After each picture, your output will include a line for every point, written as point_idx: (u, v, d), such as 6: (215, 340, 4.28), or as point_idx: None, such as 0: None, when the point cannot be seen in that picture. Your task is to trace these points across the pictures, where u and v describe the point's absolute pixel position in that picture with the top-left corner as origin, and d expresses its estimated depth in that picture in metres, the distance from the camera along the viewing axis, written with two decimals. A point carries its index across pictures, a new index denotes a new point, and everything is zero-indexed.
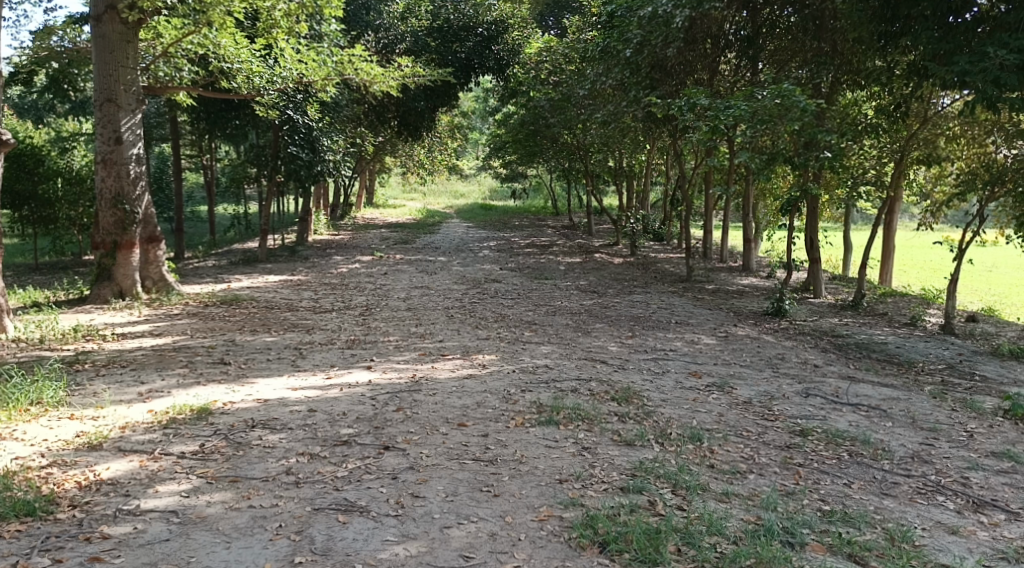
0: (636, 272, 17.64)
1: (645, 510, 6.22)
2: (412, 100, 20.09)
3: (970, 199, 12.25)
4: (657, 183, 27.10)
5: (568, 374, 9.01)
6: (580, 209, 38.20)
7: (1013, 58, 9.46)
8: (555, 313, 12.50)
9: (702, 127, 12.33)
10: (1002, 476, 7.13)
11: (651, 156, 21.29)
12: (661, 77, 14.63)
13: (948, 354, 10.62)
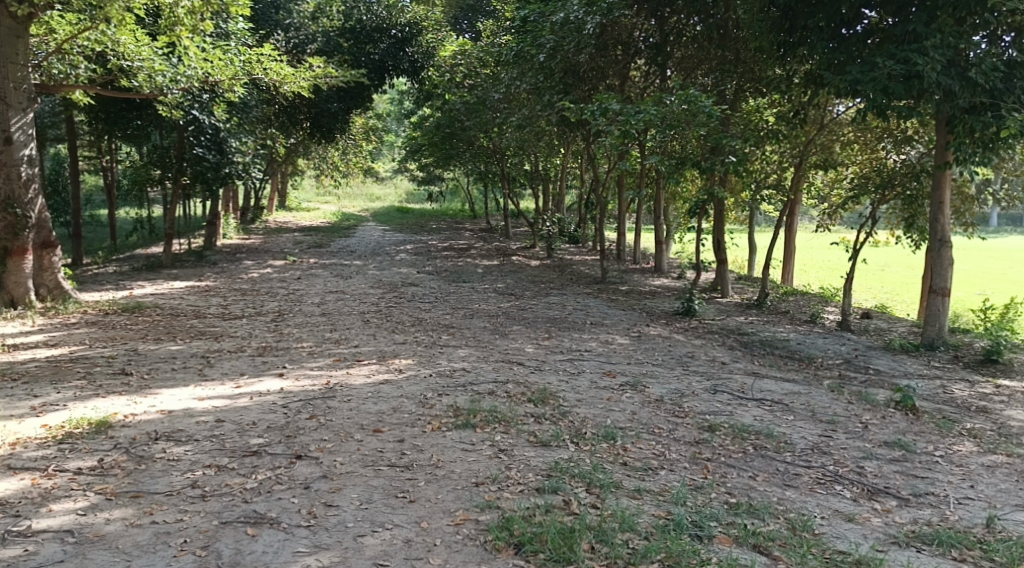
0: (552, 274, 17.92)
1: (560, 510, 6.39)
2: (326, 102, 20.06)
3: (863, 201, 12.93)
4: (573, 186, 27.50)
5: (484, 377, 9.14)
6: (497, 213, 38.44)
7: (901, 69, 9.95)
8: (472, 316, 12.63)
9: (614, 132, 12.58)
10: (894, 465, 7.56)
11: (566, 160, 21.61)
12: (574, 82, 14.95)
13: (845, 349, 11.15)
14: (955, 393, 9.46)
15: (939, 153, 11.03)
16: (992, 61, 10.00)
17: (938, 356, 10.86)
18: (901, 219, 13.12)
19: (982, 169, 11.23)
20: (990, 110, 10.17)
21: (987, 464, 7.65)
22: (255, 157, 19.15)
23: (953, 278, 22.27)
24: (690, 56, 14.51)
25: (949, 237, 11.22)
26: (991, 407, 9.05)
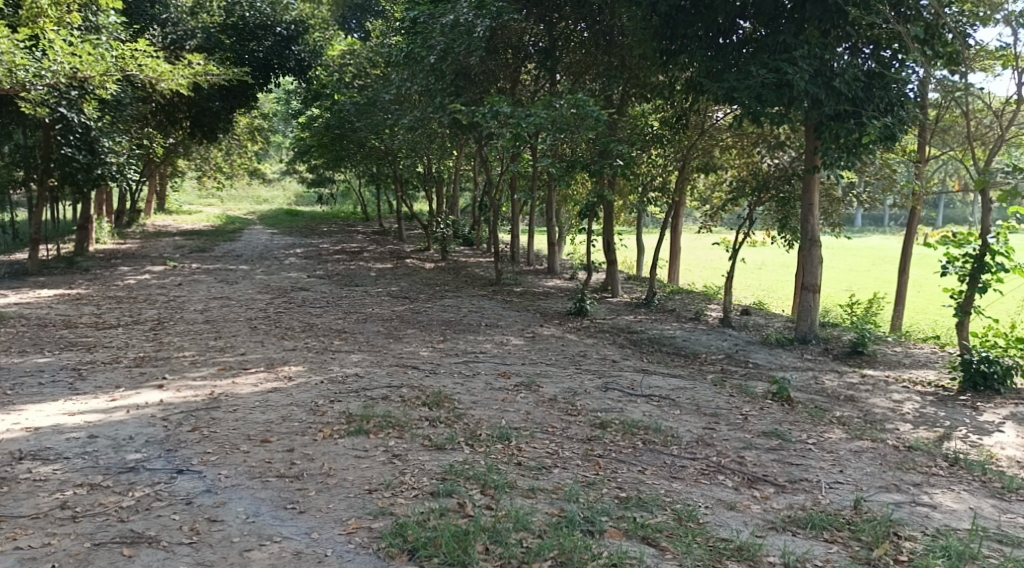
0: (446, 276, 18.03)
1: (455, 513, 6.49)
2: (207, 100, 19.45)
3: (741, 204, 13.59)
4: (466, 188, 27.65)
5: (377, 383, 9.16)
6: (390, 216, 38.26)
7: (773, 77, 10.49)
8: (365, 320, 12.62)
9: (505, 135, 12.66)
10: (772, 453, 7.98)
11: (458, 162, 21.73)
12: (466, 84, 14.84)
13: (726, 344, 11.68)
14: (825, 384, 10.06)
15: (808, 158, 11.69)
16: (853, 71, 10.70)
17: (810, 349, 11.50)
18: (776, 221, 13.85)
19: (847, 173, 11.97)
20: (853, 117, 10.85)
21: (855, 449, 8.15)
22: (130, 157, 18.46)
23: (825, 275, 23.47)
24: (578, 61, 14.84)
25: (819, 237, 11.91)
26: (857, 395, 9.67)
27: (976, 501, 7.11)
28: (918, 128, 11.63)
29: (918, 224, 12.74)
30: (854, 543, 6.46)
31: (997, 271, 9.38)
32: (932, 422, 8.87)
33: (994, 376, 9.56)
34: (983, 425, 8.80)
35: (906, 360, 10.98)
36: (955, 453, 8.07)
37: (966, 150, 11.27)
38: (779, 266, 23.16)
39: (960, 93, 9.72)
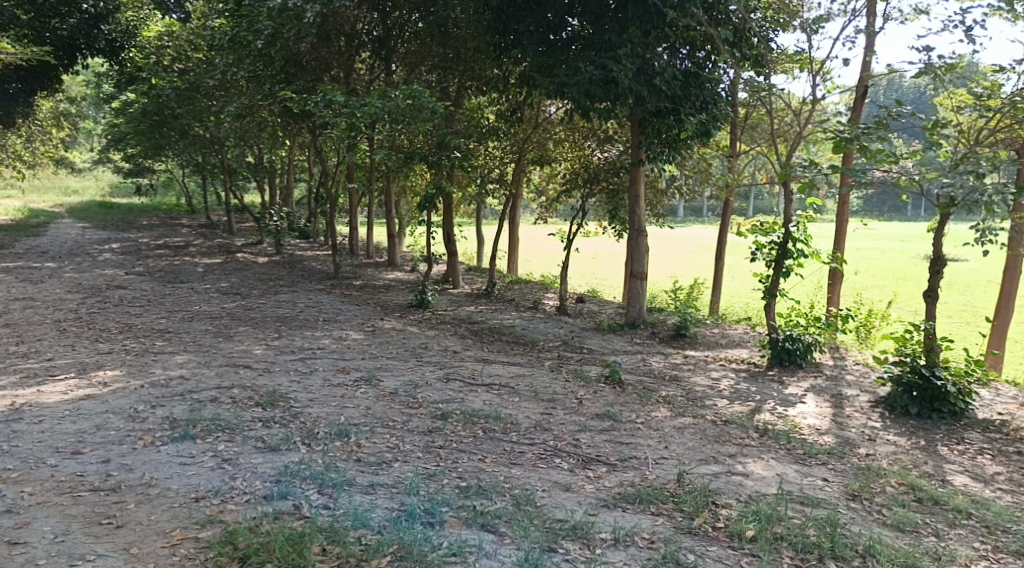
0: (280, 270, 17.70)
1: (289, 515, 6.49)
2: (4, 82, 18.54)
3: (575, 194, 14.18)
4: (301, 179, 27.15)
5: (205, 384, 8.97)
6: (217, 208, 36.90)
7: (600, 73, 10.84)
8: (191, 318, 12.28)
9: (339, 124, 12.39)
10: (604, 434, 8.38)
11: (291, 152, 21.36)
12: (296, 71, 14.58)
13: (562, 331, 12.14)
14: (652, 365, 10.70)
15: (634, 151, 12.36)
16: (672, 70, 11.27)
17: (638, 333, 12.14)
18: (607, 212, 14.56)
19: (669, 165, 12.70)
20: (672, 114, 11.53)
21: (678, 426, 8.71)
22: None
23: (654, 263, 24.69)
24: (414, 51, 14.85)
25: (645, 227, 12.57)
26: (681, 375, 10.35)
27: (782, 468, 7.77)
28: (729, 125, 12.47)
29: (731, 215, 13.65)
30: (676, 514, 6.85)
31: (798, 257, 10.31)
32: (745, 397, 9.62)
33: (796, 352, 10.47)
34: (788, 398, 9.62)
35: (723, 341, 11.79)
36: (765, 424, 8.79)
37: (772, 146, 12.21)
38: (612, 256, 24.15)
39: (764, 93, 10.56)
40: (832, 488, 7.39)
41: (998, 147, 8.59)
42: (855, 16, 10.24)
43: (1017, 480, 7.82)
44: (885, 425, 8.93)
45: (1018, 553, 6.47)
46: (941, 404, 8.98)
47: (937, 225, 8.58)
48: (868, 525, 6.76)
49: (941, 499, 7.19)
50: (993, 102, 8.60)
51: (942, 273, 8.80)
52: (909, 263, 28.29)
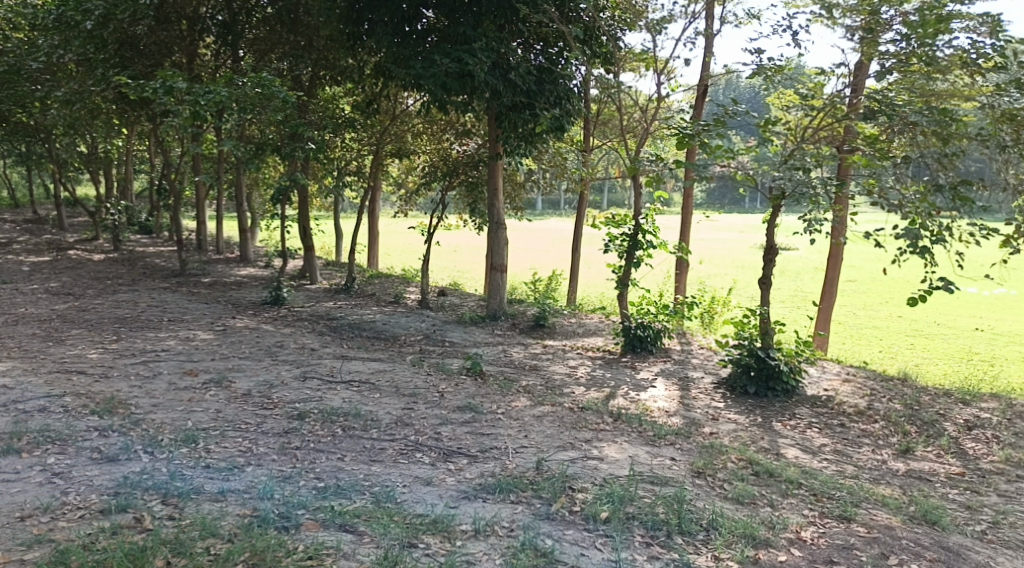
0: (120, 268, 16.92)
1: (130, 529, 6.28)
2: None
3: (433, 187, 14.24)
4: (141, 170, 25.93)
5: (33, 393, 8.52)
6: (47, 202, 34.67)
7: (456, 67, 10.63)
8: (17, 322, 11.59)
9: (181, 113, 11.53)
10: (465, 426, 8.46)
11: (130, 140, 20.44)
12: (132, 56, 13.70)
13: (424, 325, 12.18)
14: (512, 356, 10.90)
15: (491, 145, 12.49)
16: (525, 66, 11.31)
17: (499, 325, 12.33)
18: (466, 204, 14.72)
19: (526, 160, 12.95)
20: (527, 109, 11.59)
21: (537, 414, 8.91)
22: None
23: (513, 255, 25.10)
24: (262, 38, 14.48)
25: (504, 221, 12.78)
26: (540, 364, 10.62)
27: (634, 450, 8.11)
28: (582, 121, 12.94)
29: (587, 208, 14.08)
30: (535, 502, 7.02)
31: (648, 248, 10.77)
32: (601, 383, 9.98)
33: (647, 339, 11.00)
34: (640, 383, 10.05)
35: (580, 330, 12.19)
36: (619, 409, 9.15)
37: (621, 141, 12.76)
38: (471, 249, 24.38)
39: (613, 90, 11.01)
40: (679, 467, 7.78)
41: (821, 143, 9.41)
42: (694, 20, 10.94)
43: (842, 451, 8.45)
44: (727, 405, 9.46)
45: (842, 517, 6.94)
46: (776, 383, 9.60)
47: (770, 216, 9.25)
48: (711, 500, 7.14)
49: (775, 472, 7.69)
50: (816, 101, 9.40)
51: (774, 261, 9.39)
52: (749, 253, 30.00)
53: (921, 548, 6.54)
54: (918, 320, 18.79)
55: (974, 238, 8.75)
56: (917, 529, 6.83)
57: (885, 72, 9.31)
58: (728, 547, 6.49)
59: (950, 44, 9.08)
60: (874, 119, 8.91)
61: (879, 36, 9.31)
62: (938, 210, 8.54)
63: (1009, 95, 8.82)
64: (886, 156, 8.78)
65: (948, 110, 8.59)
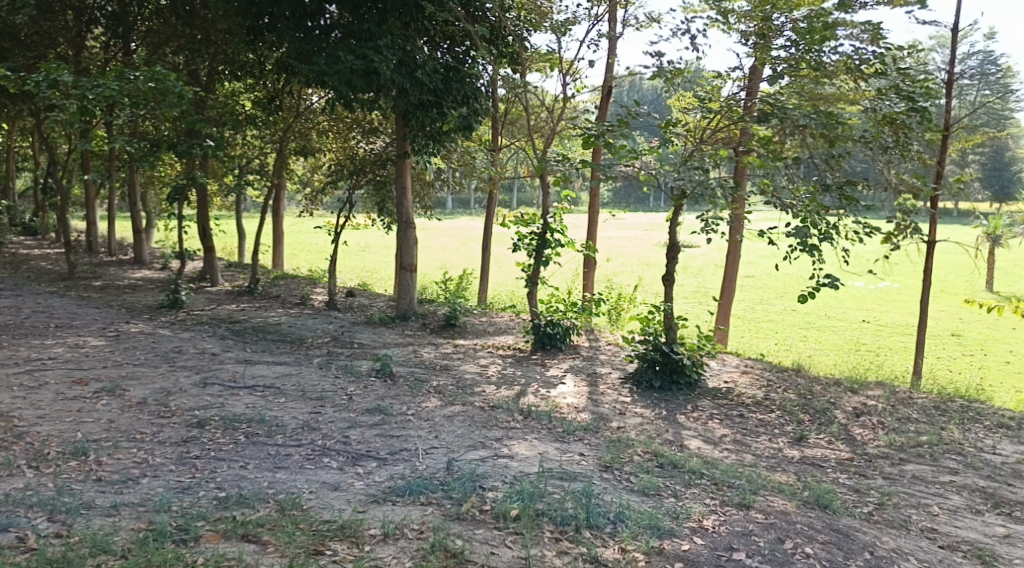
0: (4, 272, 16.16)
1: (14, 549, 6.02)
2: None
3: (340, 186, 13.96)
4: (26, 169, 24.79)
5: None
6: None
7: (361, 63, 10.45)
8: None
9: (68, 108, 11.02)
10: (374, 429, 8.38)
11: (12, 137, 19.53)
12: (13, 47, 13.07)
13: (332, 327, 12.02)
14: (423, 356, 10.86)
15: (399, 144, 12.37)
16: (433, 65, 11.26)
17: (409, 325, 12.27)
18: (375, 204, 14.54)
19: (435, 158, 12.91)
20: (434, 108, 11.60)
21: (448, 414, 8.88)
22: None
23: (422, 254, 25.00)
24: (155, 30, 14.10)
25: (413, 220, 12.72)
26: (451, 364, 10.61)
27: (544, 447, 8.18)
28: (490, 120, 12.96)
29: (496, 206, 14.08)
30: (444, 502, 7.00)
31: (557, 247, 10.88)
32: (511, 381, 10.03)
33: (557, 336, 11.15)
34: (550, 379, 10.15)
35: (491, 329, 12.23)
36: (529, 407, 9.22)
37: (529, 141, 12.96)
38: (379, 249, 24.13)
39: (520, 89, 11.03)
40: (587, 462, 7.88)
41: (718, 145, 9.91)
42: (598, 22, 11.13)
43: (740, 440, 8.72)
44: (633, 399, 9.63)
45: (740, 504, 7.11)
46: (679, 375, 9.85)
47: (671, 214, 9.48)
48: (617, 494, 7.26)
49: (679, 463, 7.88)
50: (713, 103, 9.74)
51: (677, 259, 9.60)
52: (654, 251, 30.63)
53: (813, 532, 6.70)
54: (810, 314, 19.53)
55: (859, 235, 9.09)
56: (809, 513, 7.06)
57: (778, 76, 9.65)
58: (634, 538, 6.59)
59: (835, 50, 9.55)
60: (767, 121, 9.39)
61: (771, 41, 9.69)
62: (825, 209, 8.82)
63: (890, 101, 9.44)
64: (777, 156, 9.02)
65: (833, 113, 8.98)
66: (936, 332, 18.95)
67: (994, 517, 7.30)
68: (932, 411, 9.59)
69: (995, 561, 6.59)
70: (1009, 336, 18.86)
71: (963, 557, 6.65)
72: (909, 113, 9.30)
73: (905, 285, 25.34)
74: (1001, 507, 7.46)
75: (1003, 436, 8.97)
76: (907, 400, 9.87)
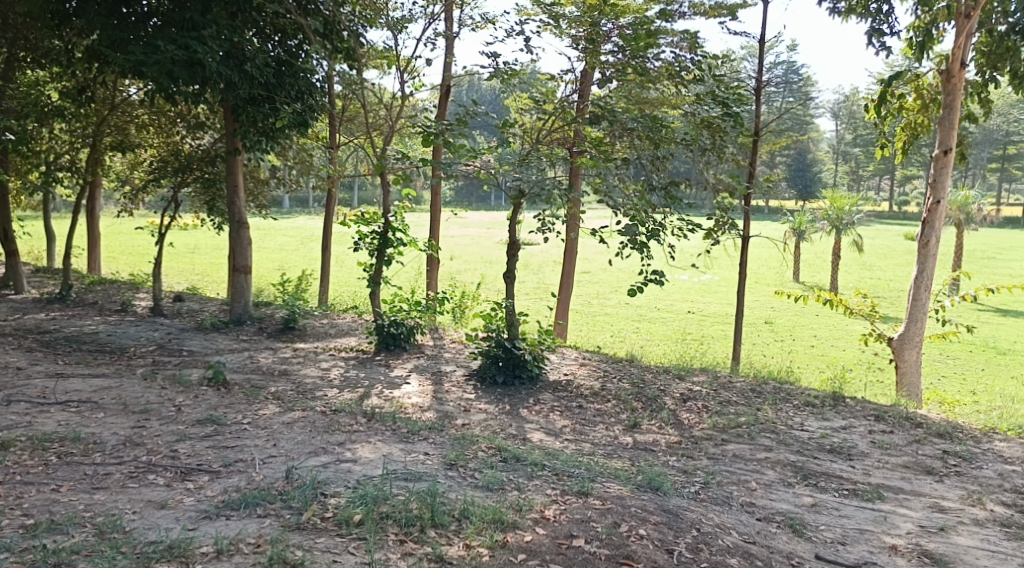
0: None
1: None
2: None
3: (164, 185, 13.01)
4: None
5: None
6: None
7: (182, 54, 9.82)
8: None
9: None
10: (205, 441, 7.97)
11: None
12: None
13: (157, 335, 11.38)
14: (259, 362, 10.45)
15: (228, 140, 11.86)
16: (263, 57, 10.72)
17: (244, 329, 11.81)
18: (203, 204, 13.91)
19: (268, 155, 12.52)
20: (267, 102, 11.13)
21: (286, 421, 8.56)
22: None
23: (256, 255, 24.22)
24: None
25: (245, 220, 12.26)
26: (289, 368, 10.26)
27: (388, 448, 8.03)
28: (327, 117, 12.69)
29: (335, 205, 13.78)
30: (283, 513, 6.73)
31: (398, 246, 10.76)
32: (354, 384, 9.82)
33: (401, 336, 11.00)
34: (393, 380, 10.01)
35: (332, 331, 11.93)
36: (372, 408, 9.05)
37: (367, 139, 12.82)
38: (209, 250, 23.21)
39: (357, 86, 10.82)
40: (432, 461, 7.80)
41: (553, 145, 10.08)
42: (433, 21, 11.07)
43: (579, 430, 8.89)
44: (478, 395, 9.64)
45: (580, 493, 7.23)
46: (522, 370, 9.94)
47: (511, 213, 9.51)
48: (462, 491, 7.22)
49: (521, 456, 7.93)
50: (548, 105, 10.11)
51: (518, 256, 9.67)
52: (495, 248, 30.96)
53: (646, 514, 6.85)
54: (641, 307, 20.26)
55: (684, 232, 9.49)
56: (643, 496, 7.25)
57: (607, 79, 10.04)
58: (479, 534, 6.57)
59: (658, 57, 9.97)
60: (598, 124, 9.72)
61: (599, 46, 10.00)
62: (653, 207, 9.15)
63: (706, 105, 10.14)
64: (608, 157, 9.27)
65: (657, 117, 9.42)
66: (752, 320, 20.15)
67: (804, 489, 7.77)
68: (749, 393, 10.12)
69: (806, 529, 7.02)
70: (813, 322, 20.31)
71: (778, 528, 7.01)
72: (723, 118, 9.93)
73: (725, 277, 26.79)
74: (811, 478, 7.95)
75: (810, 413, 9.58)
76: (728, 385, 10.38)
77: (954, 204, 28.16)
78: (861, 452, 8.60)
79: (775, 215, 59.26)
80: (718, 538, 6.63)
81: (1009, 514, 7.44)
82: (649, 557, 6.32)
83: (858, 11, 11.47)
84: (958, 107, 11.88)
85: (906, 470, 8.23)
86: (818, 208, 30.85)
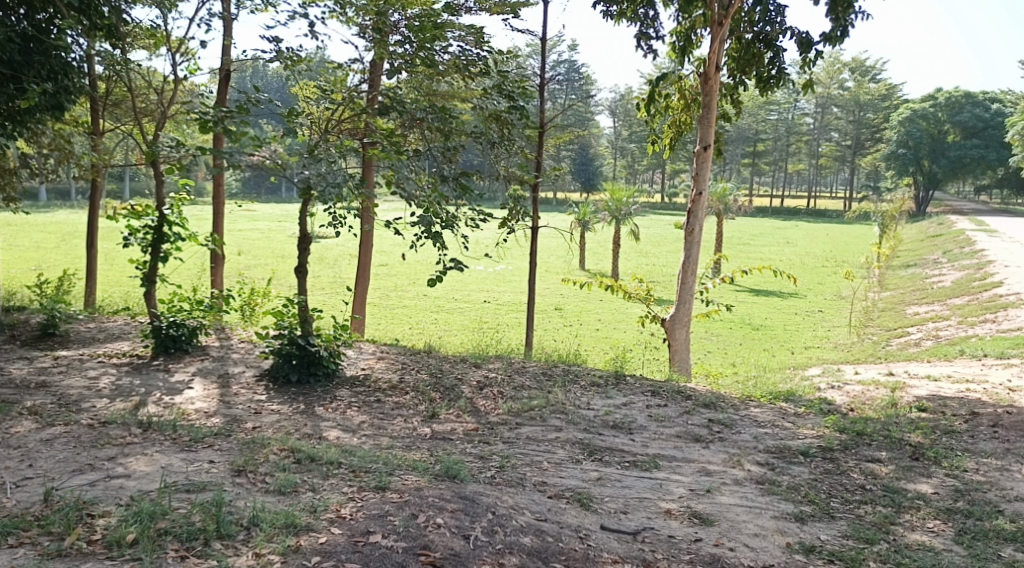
0: None
1: None
2: None
3: None
4: None
5: None
6: None
7: None
8: None
9: None
10: None
11: None
12: None
13: None
14: (13, 374, 9.34)
15: None
16: (7, 31, 9.61)
17: None
18: None
19: (16, 141, 11.26)
20: (11, 82, 9.95)
21: (45, 438, 7.67)
22: None
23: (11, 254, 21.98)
24: None
25: None
26: (49, 380, 9.23)
27: (167, 459, 7.36)
28: (86, 100, 11.57)
29: (99, 196, 12.59)
30: (42, 540, 5.99)
31: (175, 241, 9.91)
32: (127, 392, 8.98)
33: (182, 338, 10.17)
34: (174, 386, 9.25)
35: (101, 336, 10.89)
36: (148, 417, 8.28)
37: (136, 126, 11.84)
38: None
39: (121, 68, 9.81)
40: (217, 469, 7.24)
41: (342, 136, 9.70)
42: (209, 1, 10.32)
43: (377, 424, 8.59)
44: (269, 397, 9.11)
45: (377, 488, 6.94)
46: (317, 368, 9.48)
47: (300, 206, 9.01)
48: (251, 498, 6.73)
49: (316, 456, 7.53)
50: (336, 94, 9.76)
51: (308, 249, 9.23)
52: (284, 242, 29.98)
53: (443, 502, 6.66)
54: (438, 298, 20.17)
55: (477, 222, 9.39)
56: (438, 484, 7.08)
57: (395, 70, 9.69)
58: (269, 541, 6.12)
59: (445, 50, 9.80)
60: (387, 113, 9.44)
61: (387, 36, 9.64)
62: (446, 199, 8.94)
63: (494, 100, 10.11)
64: (398, 150, 8.95)
65: (446, 108, 9.31)
66: (542, 306, 20.61)
67: (591, 464, 7.89)
68: (541, 377, 10.23)
69: (593, 502, 7.11)
70: (597, 306, 21.14)
71: (567, 503, 7.06)
72: (509, 111, 10.14)
73: (516, 266, 27.28)
74: (597, 454, 8.09)
75: (595, 392, 9.80)
76: (521, 370, 10.46)
77: (714, 196, 30.09)
78: (640, 425, 8.87)
79: (561, 207, 61.31)
80: (512, 520, 6.55)
81: (764, 472, 7.88)
82: (445, 546, 6.14)
83: (628, 15, 11.86)
84: (715, 107, 12.49)
85: (678, 440, 8.55)
86: (598, 200, 31.92)
